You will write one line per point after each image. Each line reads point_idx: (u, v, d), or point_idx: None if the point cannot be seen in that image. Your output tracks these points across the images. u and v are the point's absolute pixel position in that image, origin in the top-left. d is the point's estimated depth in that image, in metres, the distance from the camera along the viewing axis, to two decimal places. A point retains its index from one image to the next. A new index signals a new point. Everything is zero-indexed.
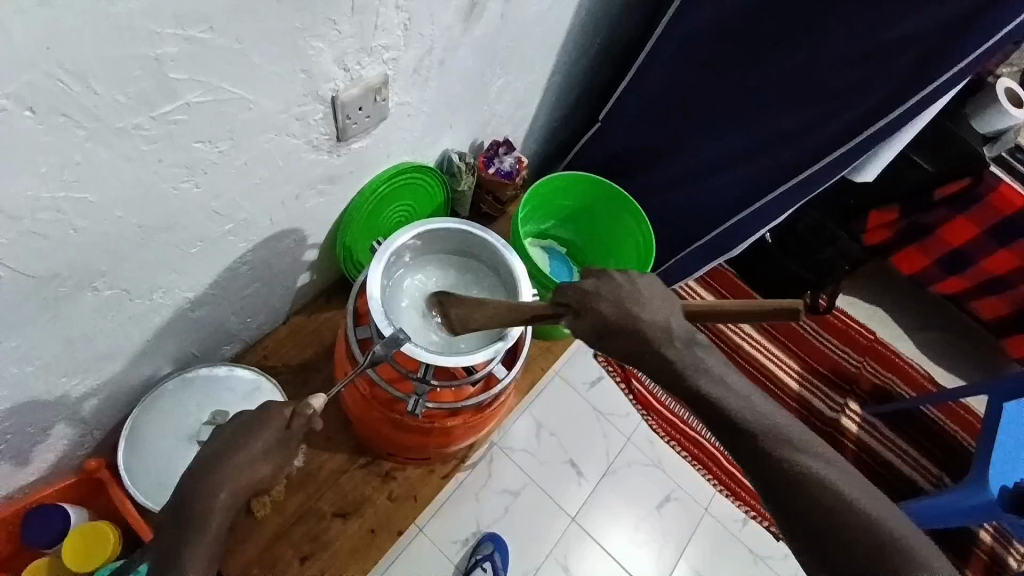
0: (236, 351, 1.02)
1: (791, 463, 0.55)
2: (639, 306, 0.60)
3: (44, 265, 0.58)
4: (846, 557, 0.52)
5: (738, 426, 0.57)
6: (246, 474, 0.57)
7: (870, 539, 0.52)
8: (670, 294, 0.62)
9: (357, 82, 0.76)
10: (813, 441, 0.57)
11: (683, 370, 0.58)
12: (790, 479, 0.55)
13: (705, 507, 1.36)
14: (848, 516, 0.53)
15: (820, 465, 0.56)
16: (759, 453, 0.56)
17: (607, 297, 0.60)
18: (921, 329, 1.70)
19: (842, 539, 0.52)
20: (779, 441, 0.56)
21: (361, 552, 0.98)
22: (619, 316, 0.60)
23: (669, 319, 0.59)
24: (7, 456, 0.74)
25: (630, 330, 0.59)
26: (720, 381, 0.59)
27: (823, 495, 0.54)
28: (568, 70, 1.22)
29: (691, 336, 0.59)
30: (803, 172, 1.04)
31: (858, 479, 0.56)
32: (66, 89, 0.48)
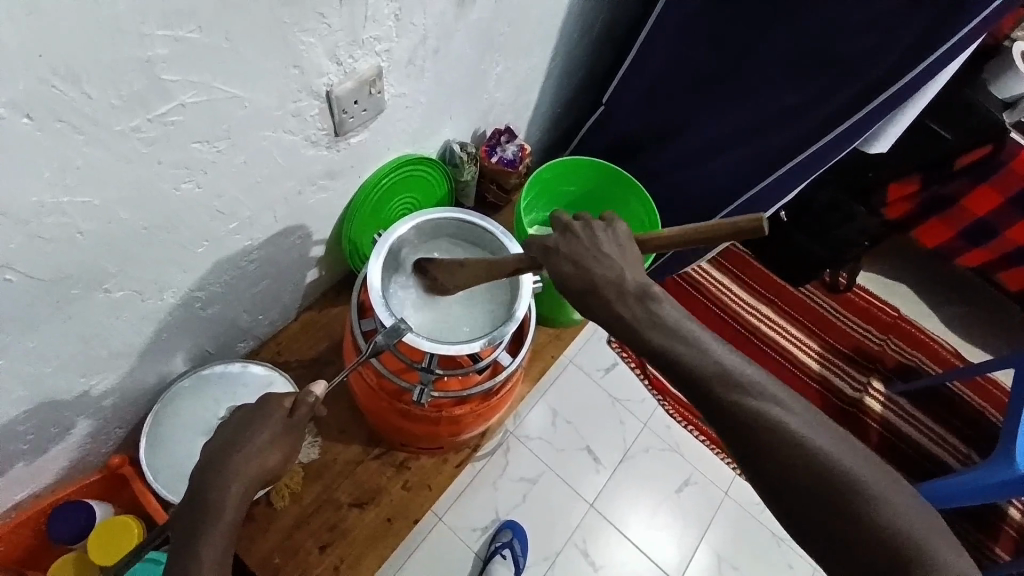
0: (250, 348, 1.04)
1: (746, 411, 0.53)
2: (596, 262, 0.60)
3: (55, 268, 0.60)
4: (801, 499, 0.52)
5: (695, 378, 0.55)
6: (255, 463, 0.59)
7: (824, 480, 0.51)
8: (627, 245, 0.61)
9: (351, 75, 0.76)
10: (776, 388, 0.55)
11: (639, 326, 0.57)
12: (747, 427, 0.53)
13: (724, 491, 1.35)
14: (805, 460, 0.52)
15: (780, 412, 0.54)
16: (757, 425, 0.53)
17: (564, 254, 0.61)
18: (945, 304, 1.65)
19: (795, 481, 0.52)
20: (735, 389, 0.54)
21: (379, 540, 1.00)
22: (577, 274, 0.60)
23: (625, 271, 0.59)
24: (33, 453, 0.77)
25: (588, 290, 0.59)
26: (679, 335, 0.57)
27: (780, 441, 0.52)
28: (569, 53, 1.20)
29: (645, 292, 0.59)
30: (813, 145, 1.01)
31: (823, 420, 0.54)
32: (62, 95, 0.50)
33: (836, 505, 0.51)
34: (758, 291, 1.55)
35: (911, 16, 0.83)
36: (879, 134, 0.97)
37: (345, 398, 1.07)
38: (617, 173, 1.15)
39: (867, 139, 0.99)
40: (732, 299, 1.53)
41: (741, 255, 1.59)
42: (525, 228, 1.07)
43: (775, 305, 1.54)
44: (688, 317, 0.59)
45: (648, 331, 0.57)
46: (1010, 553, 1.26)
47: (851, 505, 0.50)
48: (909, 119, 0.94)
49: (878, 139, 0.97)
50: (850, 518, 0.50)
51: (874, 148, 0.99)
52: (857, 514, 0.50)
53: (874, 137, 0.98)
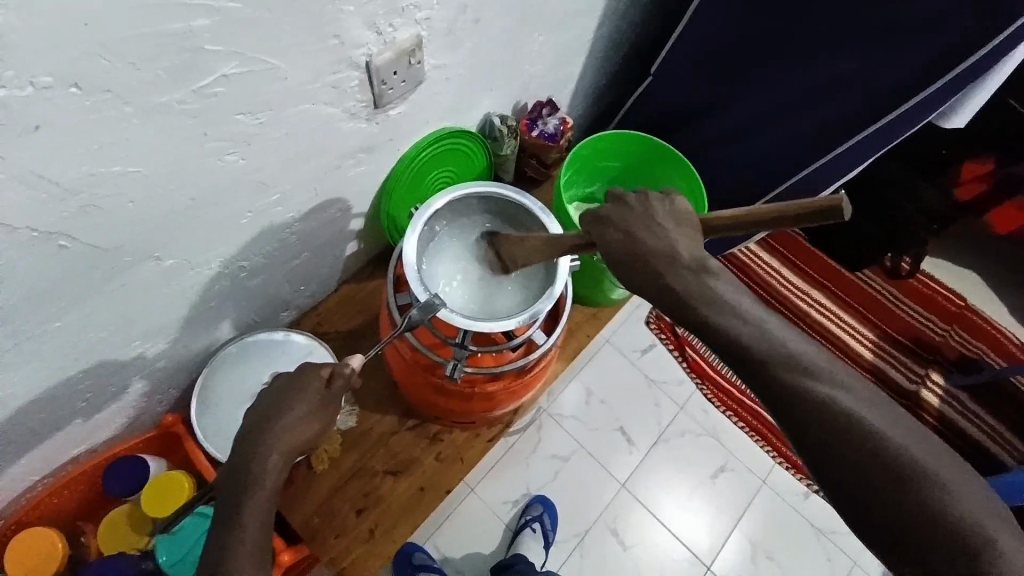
0: (292, 318, 1.07)
1: (804, 390, 0.51)
2: (647, 230, 0.60)
3: (107, 236, 0.63)
4: (865, 485, 0.49)
5: (748, 355, 0.53)
6: (292, 434, 0.60)
7: (885, 465, 0.49)
8: (684, 217, 0.61)
9: (389, 46, 0.74)
10: (835, 369, 0.53)
11: (688, 298, 0.56)
12: (805, 407, 0.51)
13: (762, 479, 1.32)
14: (864, 443, 0.49)
15: (843, 395, 0.51)
16: (814, 405, 0.51)
17: (616, 223, 0.61)
18: (1020, 295, 1.52)
19: (854, 465, 0.49)
20: (795, 367, 0.52)
21: (412, 507, 1.03)
22: (625, 244, 0.60)
23: (678, 242, 0.59)
24: (93, 409, 0.83)
25: (638, 260, 0.59)
26: (731, 309, 0.55)
27: (839, 423, 0.50)
28: (617, 21, 1.14)
29: (702, 264, 0.58)
30: (880, 120, 0.93)
31: (886, 407, 0.52)
32: (109, 66, 0.51)
33: (894, 489, 0.48)
34: (810, 275, 1.47)
35: None
36: (957, 107, 0.90)
37: (380, 370, 1.09)
38: (663, 150, 1.10)
39: (944, 113, 0.92)
40: (781, 283, 1.46)
41: (793, 236, 1.50)
42: (564, 205, 1.04)
43: (829, 289, 1.46)
44: (740, 291, 0.58)
45: (697, 303, 0.56)
46: None
47: (911, 488, 0.48)
48: (993, 88, 0.86)
49: (956, 113, 0.91)
50: (914, 506, 0.47)
51: (951, 123, 0.92)
52: (921, 501, 0.47)
53: (951, 111, 0.91)
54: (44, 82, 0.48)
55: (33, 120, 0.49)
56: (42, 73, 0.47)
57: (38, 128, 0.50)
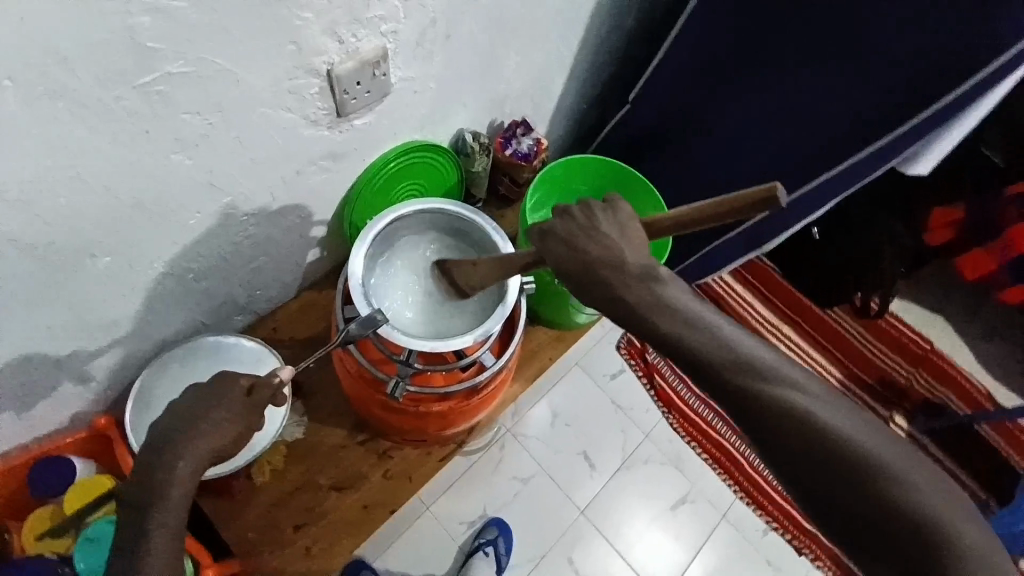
0: (247, 323, 1.05)
1: (767, 398, 0.51)
2: (592, 242, 0.57)
3: (38, 232, 0.60)
4: (828, 485, 0.50)
5: (712, 366, 0.53)
6: (206, 443, 0.58)
7: (849, 465, 0.49)
8: (628, 226, 0.58)
9: (353, 55, 0.74)
10: (794, 372, 0.53)
11: (644, 312, 0.55)
12: (771, 418, 0.51)
13: (722, 513, 1.30)
14: (829, 445, 0.50)
15: (804, 398, 0.52)
16: (775, 413, 0.51)
17: (562, 237, 0.59)
18: (983, 340, 1.54)
19: (819, 468, 0.50)
20: (755, 375, 0.52)
21: (355, 525, 0.99)
22: (571, 256, 0.58)
23: (624, 252, 0.57)
24: (19, 408, 0.79)
25: (586, 273, 0.57)
26: (691, 322, 0.54)
27: (804, 430, 0.50)
28: (595, 47, 1.15)
29: (649, 272, 0.56)
30: (842, 163, 0.95)
31: (844, 403, 0.53)
32: (41, 60, 0.49)
33: (855, 487, 0.49)
34: (780, 309, 1.48)
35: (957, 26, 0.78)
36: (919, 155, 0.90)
37: (336, 381, 1.06)
38: (630, 175, 1.11)
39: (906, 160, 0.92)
40: (750, 315, 1.46)
41: (767, 269, 1.50)
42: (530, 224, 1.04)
43: (798, 324, 1.47)
44: (694, 299, 0.57)
45: (651, 317, 0.55)
46: None
47: (871, 484, 0.49)
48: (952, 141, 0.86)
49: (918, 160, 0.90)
50: (877, 502, 0.49)
51: (913, 171, 0.92)
52: (879, 496, 0.49)
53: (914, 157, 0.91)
54: None
55: None
56: None
57: None
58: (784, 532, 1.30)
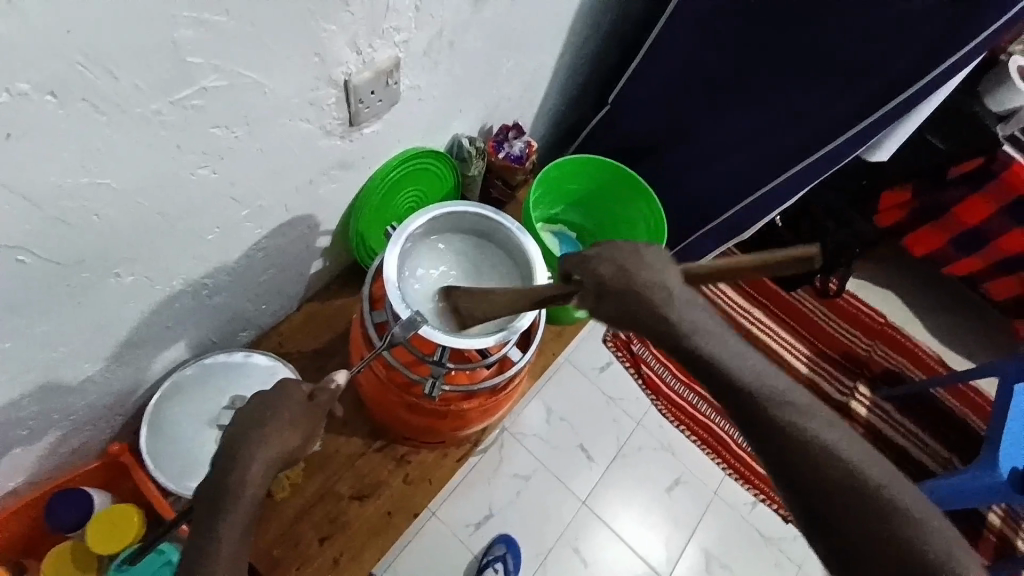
0: (252, 338, 1.03)
1: (792, 427, 0.55)
2: (638, 265, 0.59)
3: (70, 252, 0.59)
4: (841, 517, 0.52)
5: (740, 392, 0.56)
6: (275, 444, 0.58)
7: (869, 501, 0.52)
8: (672, 257, 0.60)
9: (369, 66, 0.75)
10: (812, 405, 0.57)
11: (677, 333, 0.57)
12: (793, 446, 0.54)
13: (714, 491, 1.37)
14: (844, 479, 0.53)
15: (819, 429, 0.55)
16: (790, 437, 0.54)
17: (607, 258, 0.60)
18: (933, 311, 1.69)
19: (839, 502, 0.52)
20: (774, 401, 0.56)
21: (377, 533, 1.00)
22: (618, 279, 0.59)
23: (669, 279, 0.58)
24: (30, 441, 0.75)
25: (627, 294, 0.58)
26: (722, 351, 0.58)
27: (825, 461, 0.53)
28: (579, 52, 1.20)
29: (689, 300, 0.59)
30: (816, 154, 1.03)
31: (858, 439, 0.56)
32: (87, 74, 0.49)
33: (868, 521, 0.51)
34: (752, 295, 1.57)
35: None
36: (881, 142, 0.99)
37: (346, 391, 1.06)
38: (622, 170, 1.15)
39: (870, 147, 1.01)
40: (727, 302, 1.55)
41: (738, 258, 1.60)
42: (533, 224, 1.08)
43: (768, 307, 1.57)
44: (725, 330, 0.60)
45: (684, 336, 0.57)
46: (988, 556, 1.31)
47: (882, 521, 0.51)
48: (909, 129, 0.96)
49: (880, 146, 1.00)
50: (899, 543, 0.50)
51: (875, 156, 1.02)
52: (890, 531, 0.51)
53: (876, 145, 1.00)
54: (20, 88, 0.46)
55: (4, 128, 0.47)
56: (19, 79, 0.45)
57: (10, 136, 0.47)
58: (771, 502, 1.38)
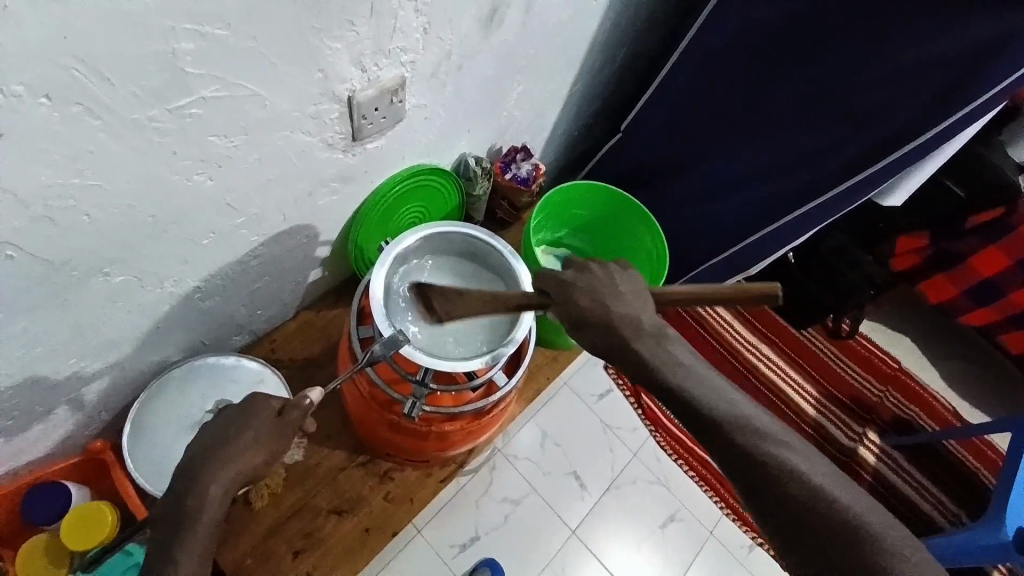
0: (245, 343, 1.03)
1: (759, 451, 0.56)
2: (613, 298, 0.62)
3: (59, 250, 0.60)
4: (814, 541, 0.54)
5: (709, 417, 0.58)
6: (238, 462, 0.61)
7: (835, 522, 0.53)
8: (643, 290, 0.64)
9: (374, 83, 0.76)
10: (783, 432, 0.59)
11: (652, 365, 0.60)
12: (761, 469, 0.56)
13: (710, 531, 1.32)
14: (818, 506, 0.54)
15: (790, 456, 0.57)
16: (762, 469, 0.56)
17: (582, 289, 0.63)
18: (947, 360, 1.63)
19: (806, 523, 0.54)
20: (747, 430, 0.58)
21: (355, 550, 0.98)
22: (594, 307, 0.62)
23: (639, 311, 0.62)
24: (10, 432, 0.76)
25: (602, 325, 0.61)
26: (691, 377, 0.60)
27: (792, 484, 0.55)
28: (592, 79, 1.21)
29: (660, 331, 0.62)
30: (823, 195, 1.02)
31: (825, 463, 0.58)
32: (81, 80, 0.50)
33: (841, 546, 0.53)
34: (759, 331, 1.54)
35: (929, 73, 0.85)
36: (894, 188, 0.97)
37: (335, 402, 1.05)
38: (624, 198, 1.15)
39: (881, 193, 0.99)
40: (733, 336, 1.52)
41: (746, 293, 1.57)
42: (533, 247, 1.07)
43: (775, 345, 1.53)
44: (695, 358, 0.63)
45: (658, 368, 0.60)
46: None
47: (855, 545, 0.52)
48: (925, 175, 0.94)
49: (893, 193, 0.98)
50: (864, 565, 0.52)
51: (887, 202, 0.99)
52: (862, 553, 0.52)
53: (889, 190, 0.98)
54: (14, 90, 0.47)
55: None
56: (13, 81, 0.46)
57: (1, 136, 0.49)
58: (769, 548, 1.33)
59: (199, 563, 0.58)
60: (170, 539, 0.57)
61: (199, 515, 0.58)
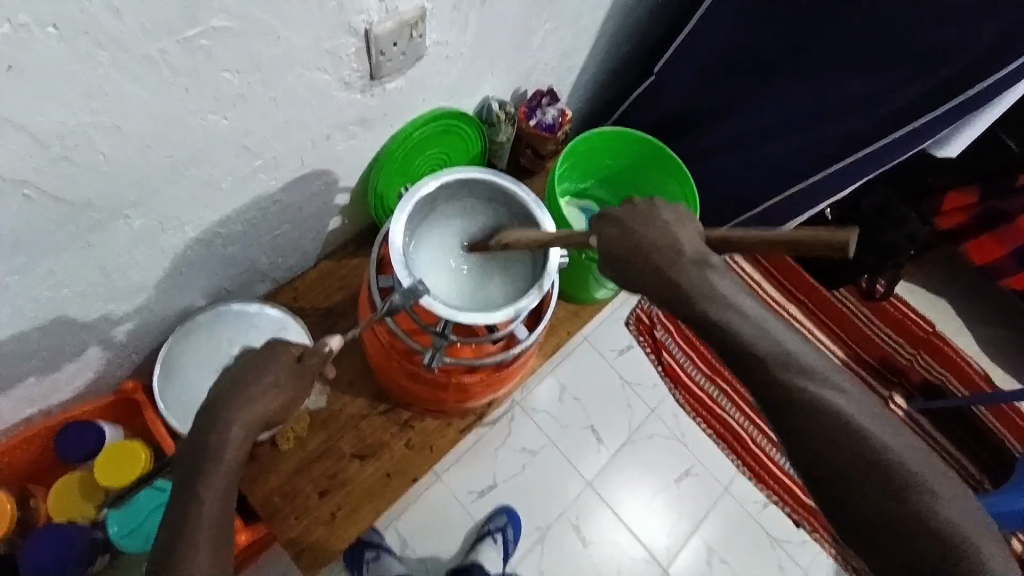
0: (267, 291, 1.03)
1: (804, 392, 0.54)
2: (648, 227, 0.60)
3: (76, 192, 0.59)
4: (852, 484, 0.52)
5: (752, 354, 0.56)
6: (258, 406, 0.61)
7: (869, 463, 0.52)
8: (686, 217, 0.62)
9: (391, 16, 0.71)
10: (832, 373, 0.56)
11: (691, 294, 0.58)
12: (796, 407, 0.55)
13: (724, 486, 1.33)
14: (859, 448, 0.53)
15: (837, 397, 0.55)
16: (802, 408, 0.54)
17: (618, 218, 0.62)
18: (986, 324, 1.56)
19: (843, 464, 0.53)
20: (791, 369, 0.55)
21: (376, 493, 1.00)
22: (628, 240, 0.61)
23: (681, 241, 0.60)
24: (44, 371, 0.78)
25: (640, 254, 0.60)
26: (737, 311, 0.58)
27: (832, 422, 0.54)
28: (627, 14, 1.12)
29: (703, 259, 0.59)
30: (873, 144, 0.94)
31: (873, 407, 0.56)
32: (90, 10, 0.47)
33: (880, 490, 0.52)
34: (789, 290, 1.48)
35: (1010, 5, 0.76)
36: (952, 136, 0.88)
37: (356, 351, 1.05)
38: (654, 146, 1.09)
39: (938, 141, 0.91)
40: (761, 295, 1.47)
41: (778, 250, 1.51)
42: (557, 198, 1.02)
43: (805, 305, 1.48)
44: (741, 293, 0.59)
45: (701, 301, 0.58)
46: None
47: (895, 490, 0.51)
48: (986, 122, 0.85)
49: (951, 141, 0.89)
50: (900, 509, 0.51)
51: (943, 151, 0.91)
52: (901, 498, 0.51)
53: (946, 139, 0.89)
54: (20, 19, 0.45)
55: (4, 61, 0.46)
56: (18, 10, 0.44)
57: (10, 69, 0.47)
58: (784, 504, 1.33)
59: (224, 500, 0.59)
60: (196, 478, 0.59)
61: (223, 454, 0.59)
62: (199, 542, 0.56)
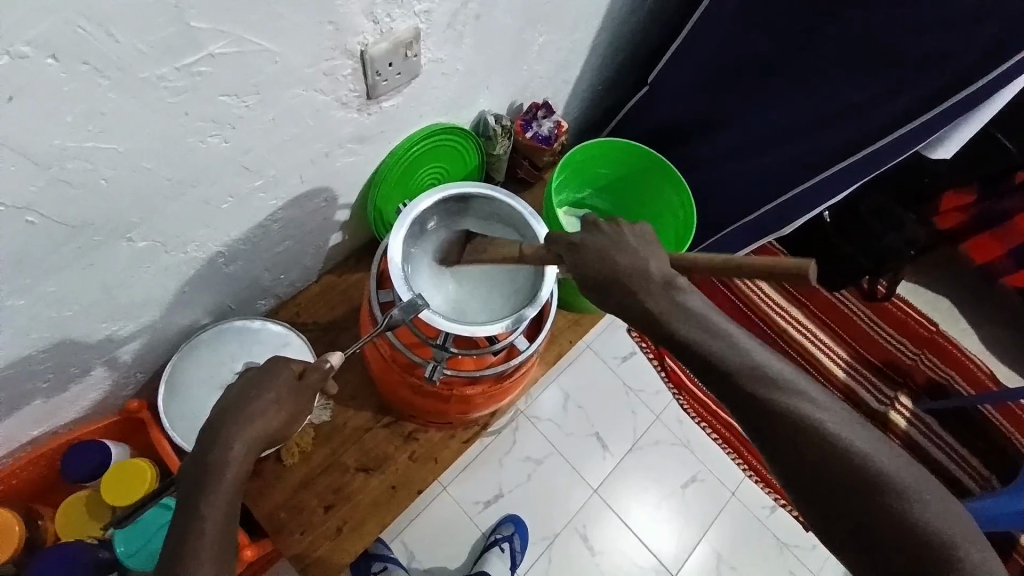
0: (270, 306, 1.04)
1: (779, 406, 0.54)
2: (618, 251, 0.60)
3: (78, 214, 0.60)
4: (837, 495, 0.53)
5: (726, 372, 0.56)
6: (258, 423, 0.62)
7: (846, 467, 0.53)
8: (651, 240, 0.61)
9: (387, 36, 0.73)
10: (808, 385, 0.56)
11: (662, 315, 0.58)
12: (772, 422, 0.54)
13: (731, 491, 1.33)
14: (840, 459, 0.53)
15: (814, 408, 0.55)
16: (778, 422, 0.54)
17: (590, 247, 0.62)
18: (990, 323, 1.55)
19: (823, 475, 0.53)
20: (766, 382, 0.55)
21: (381, 505, 1.01)
22: (600, 268, 0.60)
23: (647, 263, 0.59)
24: (50, 391, 0.79)
25: (614, 280, 0.59)
26: (706, 328, 0.57)
27: (810, 434, 0.54)
28: (619, 26, 1.13)
29: (669, 280, 0.59)
30: (866, 147, 0.95)
31: (848, 413, 0.56)
32: (88, 38, 0.49)
33: (863, 499, 0.52)
34: (790, 293, 1.49)
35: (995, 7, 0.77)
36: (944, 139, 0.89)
37: (359, 364, 1.06)
38: (650, 155, 1.10)
39: (930, 144, 0.91)
40: (762, 299, 1.47)
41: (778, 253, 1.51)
42: (554, 209, 1.03)
43: (806, 308, 1.48)
44: (709, 306, 0.59)
45: (670, 320, 0.58)
46: None
47: (877, 499, 0.52)
48: (977, 124, 0.86)
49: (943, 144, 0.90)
50: (886, 517, 0.51)
51: (937, 154, 0.92)
52: (884, 506, 0.52)
53: (938, 142, 0.90)
54: (20, 50, 0.46)
55: (6, 91, 0.47)
56: (18, 41, 0.45)
57: (12, 99, 0.48)
58: (791, 509, 1.32)
59: (227, 516, 0.60)
60: (199, 494, 0.59)
61: (226, 471, 0.60)
62: (202, 558, 0.57)
